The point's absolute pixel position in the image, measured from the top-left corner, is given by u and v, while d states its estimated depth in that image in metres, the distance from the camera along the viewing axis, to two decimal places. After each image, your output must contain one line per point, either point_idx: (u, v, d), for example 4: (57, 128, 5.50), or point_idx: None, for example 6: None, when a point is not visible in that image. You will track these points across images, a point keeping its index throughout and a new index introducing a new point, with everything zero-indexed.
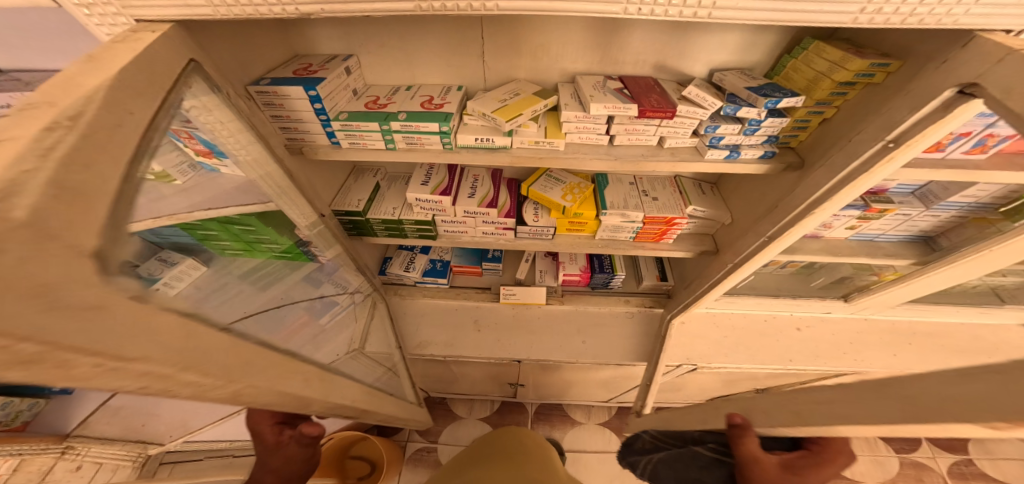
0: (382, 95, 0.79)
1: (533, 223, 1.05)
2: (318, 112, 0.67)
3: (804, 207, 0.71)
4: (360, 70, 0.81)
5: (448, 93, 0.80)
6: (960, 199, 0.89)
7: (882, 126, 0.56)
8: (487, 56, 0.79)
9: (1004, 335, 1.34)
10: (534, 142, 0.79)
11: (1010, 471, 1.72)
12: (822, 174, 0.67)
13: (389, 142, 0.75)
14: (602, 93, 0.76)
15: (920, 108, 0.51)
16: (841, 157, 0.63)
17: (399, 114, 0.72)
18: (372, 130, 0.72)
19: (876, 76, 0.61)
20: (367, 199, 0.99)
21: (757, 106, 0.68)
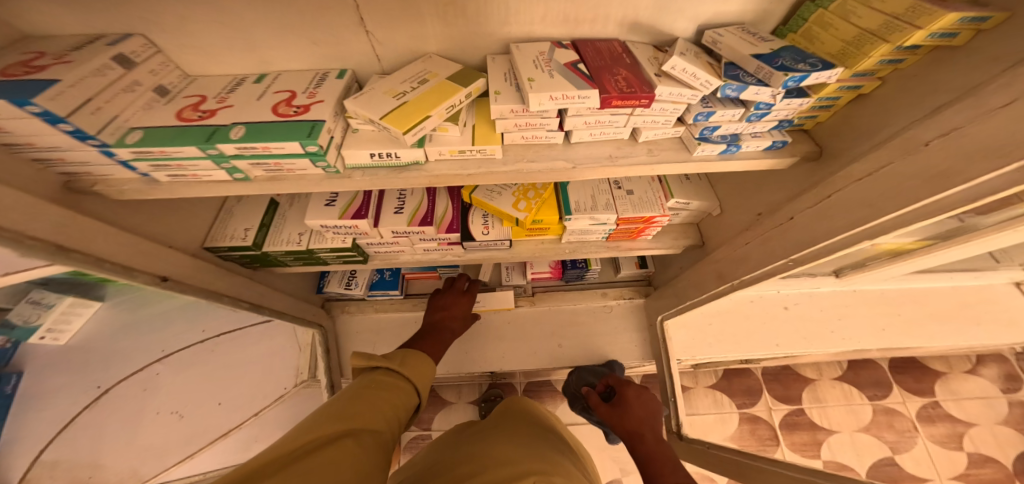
0: (211, 94, 0.51)
1: (483, 237, 0.85)
2: (75, 135, 0.40)
3: (847, 233, 0.49)
4: (162, 55, 0.51)
5: (320, 85, 0.52)
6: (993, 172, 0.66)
7: (1013, 140, 0.32)
8: (369, 24, 0.51)
9: (992, 296, 1.25)
10: (457, 152, 0.56)
11: (973, 410, 1.78)
12: (874, 195, 0.45)
13: (235, 171, 0.49)
14: (547, 72, 0.52)
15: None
16: (918, 176, 0.40)
17: (231, 129, 0.45)
18: (195, 156, 0.45)
19: (957, 37, 0.39)
20: (260, 228, 0.75)
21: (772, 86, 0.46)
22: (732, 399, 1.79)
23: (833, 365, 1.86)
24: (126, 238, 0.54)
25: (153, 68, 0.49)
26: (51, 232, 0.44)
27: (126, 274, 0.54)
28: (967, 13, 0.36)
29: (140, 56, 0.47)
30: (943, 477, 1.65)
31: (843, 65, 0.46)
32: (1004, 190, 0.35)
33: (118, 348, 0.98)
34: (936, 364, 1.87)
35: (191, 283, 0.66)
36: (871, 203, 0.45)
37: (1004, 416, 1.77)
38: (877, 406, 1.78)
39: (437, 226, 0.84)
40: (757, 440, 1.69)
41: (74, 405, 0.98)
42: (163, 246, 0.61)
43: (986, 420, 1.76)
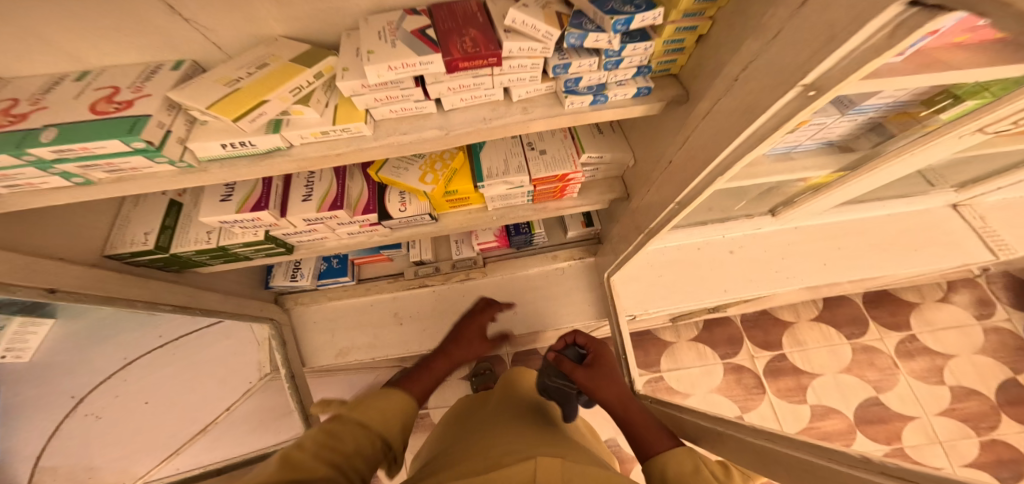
0: (23, 96, 0.48)
1: (401, 215, 0.84)
2: None
3: (707, 172, 0.54)
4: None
5: (149, 78, 0.49)
6: (876, 101, 0.72)
7: (789, 70, 0.35)
8: (182, 11, 0.46)
9: (934, 221, 1.26)
10: (321, 134, 0.54)
11: (948, 339, 1.91)
12: (718, 133, 0.48)
13: (73, 175, 0.49)
14: (390, 42, 0.49)
15: (844, 39, 0.29)
16: (740, 107, 0.43)
17: (46, 134, 0.44)
18: (15, 165, 0.44)
19: None
20: (162, 229, 0.75)
21: (606, 31, 0.47)
22: (716, 351, 1.91)
23: (809, 305, 1.98)
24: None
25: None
26: None
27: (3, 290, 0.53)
28: None
29: None
30: (930, 413, 1.76)
31: (669, 6, 0.46)
32: (793, 117, 0.39)
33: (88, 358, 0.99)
34: (910, 294, 1.99)
35: (88, 291, 0.65)
36: (719, 132, 0.48)
37: (981, 344, 1.89)
38: (857, 344, 1.90)
39: (351, 209, 0.82)
40: (744, 388, 1.82)
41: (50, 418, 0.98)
42: (51, 260, 0.61)
43: (962, 349, 1.88)
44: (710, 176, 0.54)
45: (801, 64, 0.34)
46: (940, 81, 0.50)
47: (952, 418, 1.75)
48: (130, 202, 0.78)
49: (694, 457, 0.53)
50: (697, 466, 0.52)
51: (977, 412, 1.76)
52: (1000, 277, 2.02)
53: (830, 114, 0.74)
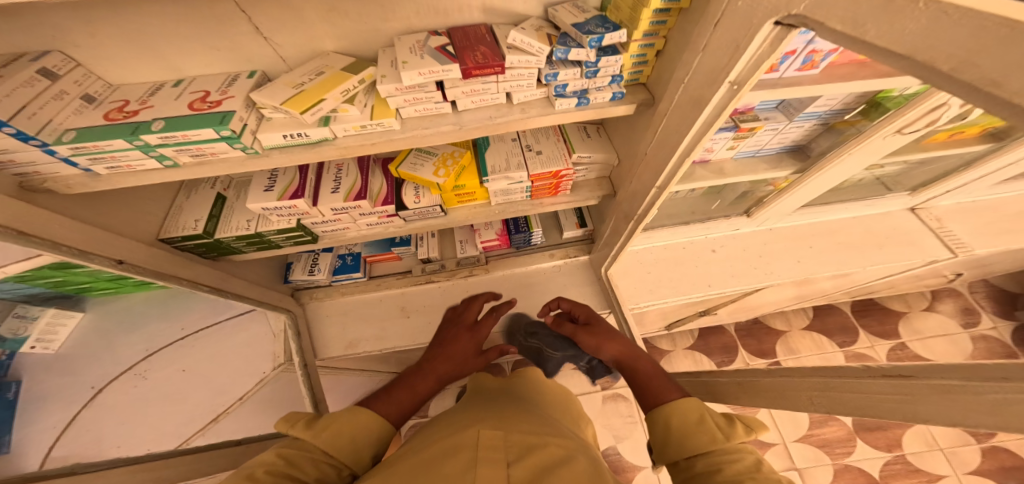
0: (132, 98, 0.62)
1: (415, 206, 0.96)
2: (20, 137, 0.50)
3: (676, 158, 0.66)
4: (83, 68, 0.61)
5: (231, 85, 0.64)
6: (817, 108, 0.86)
7: (715, 72, 0.49)
8: (264, 31, 0.63)
9: (897, 224, 1.37)
10: (360, 127, 0.67)
11: (936, 347, 1.98)
12: (678, 124, 0.61)
13: (164, 158, 0.61)
14: (419, 55, 0.64)
15: (744, 47, 0.43)
16: (689, 102, 0.57)
17: (154, 124, 0.57)
18: (124, 148, 0.57)
19: (681, 2, 0.54)
20: (209, 218, 0.86)
21: (584, 47, 0.62)
22: (712, 358, 1.98)
23: (801, 315, 2.08)
24: (80, 227, 0.64)
25: (77, 79, 0.60)
26: (13, 220, 0.54)
27: (83, 257, 0.63)
28: None
29: (62, 69, 0.57)
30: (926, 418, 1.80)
31: (631, 28, 0.61)
32: (725, 109, 0.53)
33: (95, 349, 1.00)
34: (897, 305, 2.10)
35: (147, 267, 0.75)
36: (679, 124, 0.61)
37: (968, 351, 1.96)
38: (849, 352, 1.98)
39: (373, 201, 0.94)
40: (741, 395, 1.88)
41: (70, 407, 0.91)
42: (121, 238, 0.72)
43: (951, 356, 1.96)
44: (677, 161, 0.67)
45: (723, 66, 0.48)
46: (848, 87, 0.66)
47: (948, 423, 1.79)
48: (183, 194, 0.90)
49: (701, 409, 0.61)
50: (703, 419, 0.60)
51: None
52: (983, 287, 2.14)
53: (779, 119, 0.88)
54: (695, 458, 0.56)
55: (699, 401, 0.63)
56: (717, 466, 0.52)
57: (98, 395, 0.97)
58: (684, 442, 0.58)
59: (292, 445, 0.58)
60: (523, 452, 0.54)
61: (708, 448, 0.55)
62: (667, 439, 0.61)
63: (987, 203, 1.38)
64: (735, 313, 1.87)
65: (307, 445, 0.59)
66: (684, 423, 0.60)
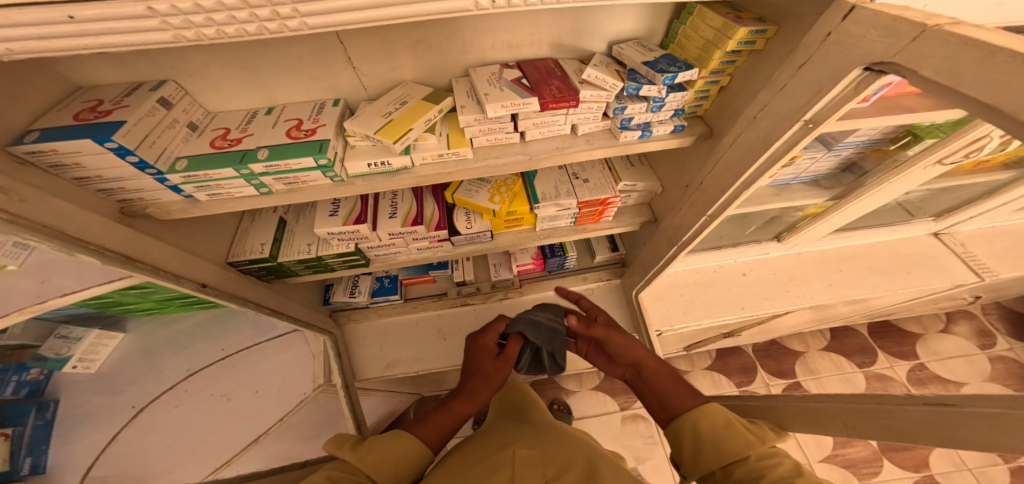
0: (232, 126, 0.69)
1: (467, 231, 0.99)
2: (138, 165, 0.57)
3: (734, 189, 0.70)
4: (190, 96, 0.68)
5: (320, 112, 0.71)
6: (854, 139, 0.91)
7: (792, 111, 0.54)
8: (355, 61, 0.70)
9: (919, 248, 1.41)
10: (437, 156, 0.72)
11: (956, 368, 1.99)
12: (742, 156, 0.66)
13: (261, 186, 0.67)
14: (498, 88, 0.69)
15: (829, 89, 0.48)
16: (758, 136, 0.61)
17: (259, 153, 0.63)
18: (229, 176, 0.63)
19: (756, 43, 0.59)
20: (274, 241, 0.91)
21: (657, 84, 0.66)
22: (732, 379, 1.97)
23: (818, 336, 2.09)
24: (169, 250, 0.69)
25: (185, 107, 0.67)
26: (120, 245, 0.61)
27: (175, 280, 0.68)
28: (750, 28, 0.56)
29: (175, 98, 0.64)
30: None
31: (700, 67, 0.66)
32: (797, 144, 0.58)
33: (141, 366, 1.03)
34: (914, 326, 2.12)
35: (222, 289, 0.80)
36: (743, 156, 0.65)
37: (987, 372, 1.97)
38: (870, 373, 1.98)
39: (427, 225, 0.97)
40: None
41: (107, 429, 0.92)
42: (197, 257, 0.76)
43: (971, 376, 1.96)
44: (735, 191, 0.70)
45: (802, 106, 0.53)
46: (899, 119, 0.70)
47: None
48: (247, 218, 0.95)
49: (725, 413, 0.60)
50: (730, 422, 0.59)
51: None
52: (996, 309, 2.17)
53: (819, 150, 0.92)
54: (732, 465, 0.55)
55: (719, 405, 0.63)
56: (762, 472, 0.51)
57: (138, 415, 0.96)
58: (720, 449, 0.57)
59: (337, 467, 0.55)
60: (561, 470, 0.57)
61: (745, 454, 0.54)
62: (699, 449, 0.59)
63: (1004, 227, 1.43)
64: (757, 335, 1.88)
65: (350, 467, 0.55)
66: (712, 430, 0.59)
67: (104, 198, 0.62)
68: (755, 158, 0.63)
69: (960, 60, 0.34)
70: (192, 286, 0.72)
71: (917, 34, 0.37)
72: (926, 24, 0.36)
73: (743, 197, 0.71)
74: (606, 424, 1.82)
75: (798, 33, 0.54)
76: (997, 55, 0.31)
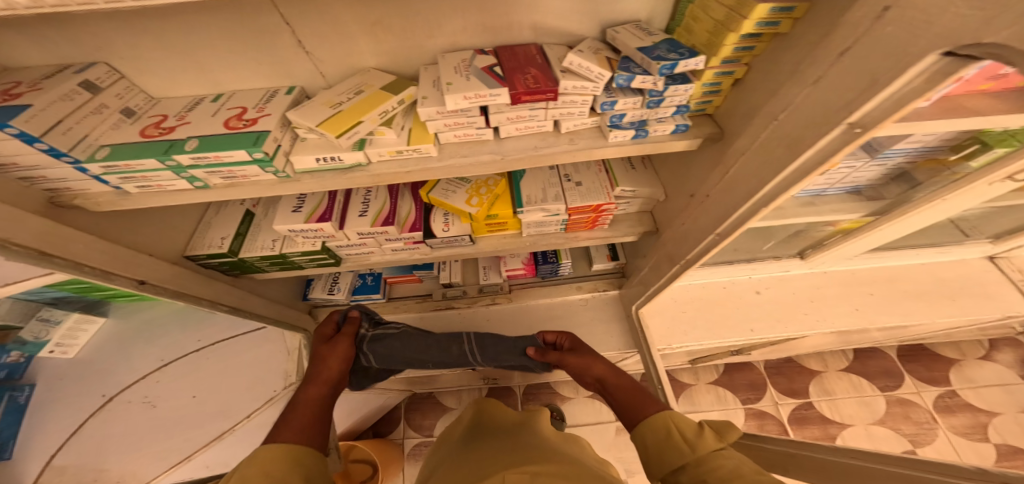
0: (171, 114, 0.64)
1: (444, 234, 0.89)
2: (50, 152, 0.51)
3: (747, 206, 0.57)
4: (126, 80, 0.64)
5: (268, 100, 0.65)
6: (906, 145, 0.76)
7: (827, 113, 0.40)
8: (306, 45, 0.62)
9: (967, 273, 1.23)
10: (395, 153, 0.63)
11: (993, 398, 1.76)
12: (758, 166, 0.53)
13: (194, 179, 0.61)
14: (464, 76, 0.59)
15: (883, 85, 0.34)
16: (778, 143, 0.48)
17: (187, 143, 0.57)
18: (156, 167, 0.57)
19: (781, 25, 0.47)
20: (235, 236, 0.84)
21: (652, 73, 0.55)
22: (737, 395, 1.82)
23: (838, 355, 1.88)
24: (102, 245, 0.63)
25: (119, 92, 0.62)
26: (35, 241, 0.53)
27: (105, 277, 0.63)
28: (772, 3, 0.44)
29: (104, 81, 0.60)
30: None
31: (709, 54, 0.55)
32: (834, 154, 0.43)
33: (120, 355, 0.98)
34: (949, 351, 1.88)
35: (170, 286, 0.74)
36: (760, 168, 0.52)
37: None
38: (891, 397, 1.78)
39: (399, 226, 0.89)
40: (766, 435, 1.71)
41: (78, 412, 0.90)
42: (145, 255, 0.71)
43: (1010, 408, 1.73)
44: (749, 209, 0.57)
45: (845, 104, 0.38)
46: (965, 124, 0.56)
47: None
48: (213, 210, 0.89)
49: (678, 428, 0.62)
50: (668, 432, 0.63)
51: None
52: None
53: (859, 156, 0.78)
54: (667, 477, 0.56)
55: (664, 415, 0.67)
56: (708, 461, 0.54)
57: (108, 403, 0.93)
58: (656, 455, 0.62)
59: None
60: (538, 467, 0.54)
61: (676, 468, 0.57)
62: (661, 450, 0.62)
63: None
64: (770, 354, 1.72)
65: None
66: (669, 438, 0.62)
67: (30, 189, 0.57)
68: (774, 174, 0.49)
69: None
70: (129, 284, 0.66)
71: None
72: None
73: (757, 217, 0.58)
74: (598, 433, 1.71)
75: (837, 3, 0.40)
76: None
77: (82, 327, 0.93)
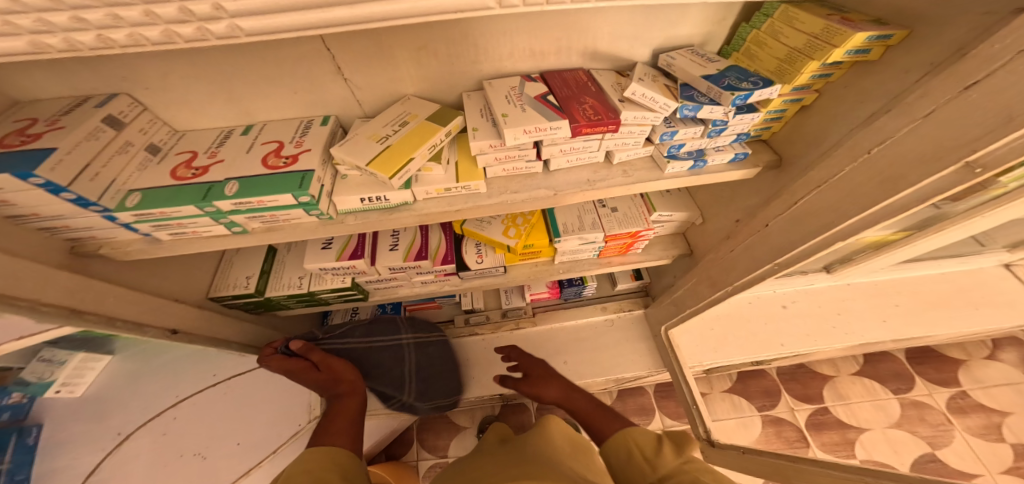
0: (200, 150, 0.59)
1: (477, 266, 0.87)
2: (77, 201, 0.46)
3: (818, 238, 0.56)
4: (150, 112, 0.59)
5: (305, 133, 0.60)
6: None
7: (938, 149, 0.38)
8: (345, 71, 0.58)
9: (986, 280, 1.24)
10: (443, 190, 0.60)
11: (1005, 399, 1.68)
12: (834, 201, 0.51)
13: (232, 224, 0.56)
14: (519, 106, 0.57)
15: (1022, 126, 0.32)
16: (861, 178, 0.47)
17: (225, 186, 0.52)
18: (191, 213, 0.52)
19: (871, 52, 0.46)
20: (261, 274, 0.80)
21: (723, 104, 0.53)
22: (751, 402, 1.74)
23: (848, 360, 1.84)
24: (130, 295, 0.58)
25: (143, 126, 0.57)
26: (62, 297, 0.48)
27: (137, 330, 0.58)
28: (871, 32, 0.43)
29: (128, 114, 0.55)
30: (992, 471, 1.52)
31: (780, 81, 0.53)
32: (939, 191, 0.41)
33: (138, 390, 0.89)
34: (955, 352, 1.83)
35: (199, 332, 0.70)
36: (836, 202, 0.51)
37: None
38: (904, 400, 1.71)
39: (431, 258, 0.85)
40: (785, 442, 1.63)
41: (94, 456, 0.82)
42: (169, 300, 0.66)
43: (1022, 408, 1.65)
44: (821, 242, 0.56)
45: (966, 141, 0.36)
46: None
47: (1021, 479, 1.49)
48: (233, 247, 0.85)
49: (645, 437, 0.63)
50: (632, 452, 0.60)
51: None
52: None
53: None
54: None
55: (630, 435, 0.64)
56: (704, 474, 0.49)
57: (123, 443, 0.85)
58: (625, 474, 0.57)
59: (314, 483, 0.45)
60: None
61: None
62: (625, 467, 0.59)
63: None
64: (789, 361, 1.67)
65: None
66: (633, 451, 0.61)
67: (49, 239, 0.52)
68: (862, 208, 0.48)
69: None
70: (157, 334, 0.61)
71: None
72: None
73: (834, 247, 0.56)
74: None
75: (948, 36, 0.40)
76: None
77: (89, 365, 0.81)
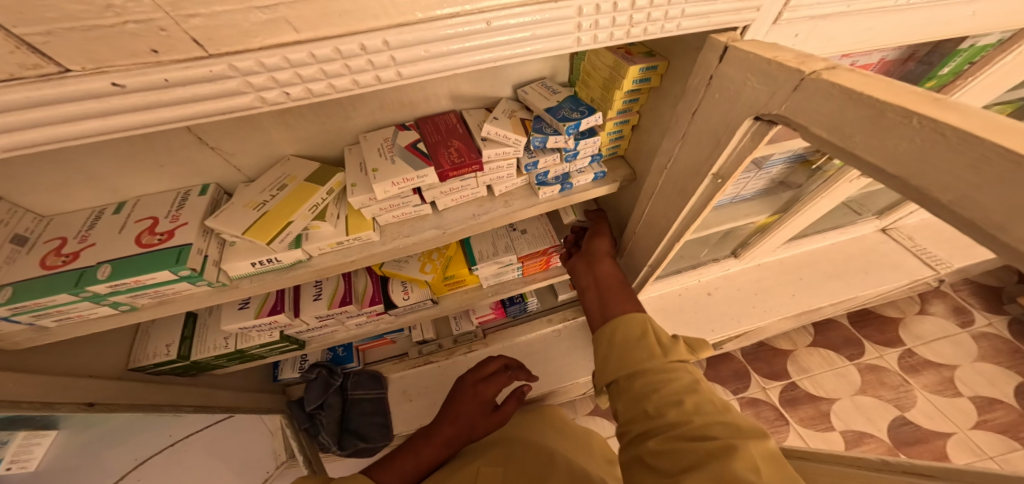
0: (71, 235, 0.59)
1: (405, 302, 0.90)
2: None
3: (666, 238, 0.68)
4: (7, 203, 0.58)
5: (181, 205, 0.63)
6: (780, 156, 0.86)
7: (699, 165, 0.52)
8: (210, 141, 0.61)
9: (873, 247, 1.37)
10: (336, 244, 0.64)
11: (946, 352, 1.77)
12: (665, 207, 0.64)
13: (119, 303, 0.59)
14: (389, 158, 0.62)
15: (726, 142, 0.47)
16: (676, 188, 0.59)
17: (100, 270, 0.54)
18: (68, 300, 0.54)
19: (652, 80, 0.57)
20: (182, 340, 0.81)
21: (561, 134, 0.61)
22: (726, 387, 1.75)
23: (801, 332, 1.88)
24: (33, 378, 0.58)
25: (3, 219, 0.57)
26: None
27: (48, 408, 0.59)
28: (640, 65, 0.53)
29: None
30: (963, 428, 1.57)
31: (604, 108, 0.62)
32: (710, 196, 0.56)
33: None
34: (891, 311, 1.91)
35: (122, 400, 0.71)
36: (665, 208, 0.64)
37: (977, 352, 1.75)
38: (861, 365, 1.76)
39: (359, 302, 0.89)
40: (765, 422, 1.63)
41: None
42: (81, 378, 0.67)
43: (962, 358, 1.74)
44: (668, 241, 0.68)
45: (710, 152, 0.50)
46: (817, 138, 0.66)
47: (990, 431, 1.56)
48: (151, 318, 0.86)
49: (641, 323, 0.55)
50: (645, 333, 0.54)
51: (1009, 423, 1.57)
52: (969, 284, 1.96)
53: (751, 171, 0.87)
54: (687, 429, 0.40)
55: (643, 315, 0.58)
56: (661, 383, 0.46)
57: None
58: (625, 358, 0.52)
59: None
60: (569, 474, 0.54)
61: (688, 418, 0.40)
62: (608, 354, 0.55)
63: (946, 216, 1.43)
64: (744, 341, 1.71)
65: None
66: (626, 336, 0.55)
67: None
68: (677, 212, 0.61)
69: (843, 117, 0.32)
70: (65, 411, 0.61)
71: (797, 83, 0.35)
72: (805, 72, 0.34)
73: (676, 246, 0.70)
74: None
75: (687, 68, 0.52)
76: (888, 114, 0.28)
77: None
